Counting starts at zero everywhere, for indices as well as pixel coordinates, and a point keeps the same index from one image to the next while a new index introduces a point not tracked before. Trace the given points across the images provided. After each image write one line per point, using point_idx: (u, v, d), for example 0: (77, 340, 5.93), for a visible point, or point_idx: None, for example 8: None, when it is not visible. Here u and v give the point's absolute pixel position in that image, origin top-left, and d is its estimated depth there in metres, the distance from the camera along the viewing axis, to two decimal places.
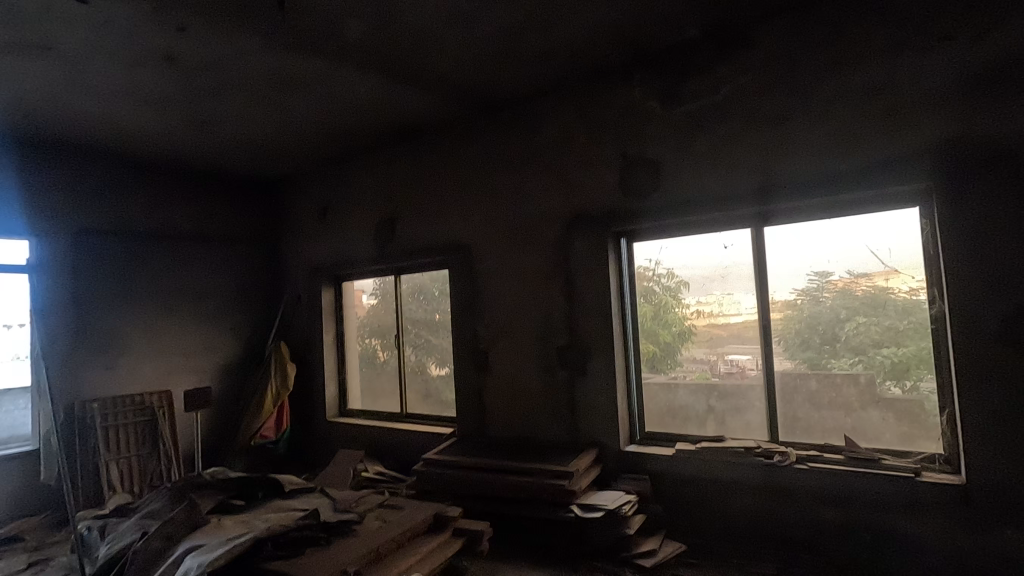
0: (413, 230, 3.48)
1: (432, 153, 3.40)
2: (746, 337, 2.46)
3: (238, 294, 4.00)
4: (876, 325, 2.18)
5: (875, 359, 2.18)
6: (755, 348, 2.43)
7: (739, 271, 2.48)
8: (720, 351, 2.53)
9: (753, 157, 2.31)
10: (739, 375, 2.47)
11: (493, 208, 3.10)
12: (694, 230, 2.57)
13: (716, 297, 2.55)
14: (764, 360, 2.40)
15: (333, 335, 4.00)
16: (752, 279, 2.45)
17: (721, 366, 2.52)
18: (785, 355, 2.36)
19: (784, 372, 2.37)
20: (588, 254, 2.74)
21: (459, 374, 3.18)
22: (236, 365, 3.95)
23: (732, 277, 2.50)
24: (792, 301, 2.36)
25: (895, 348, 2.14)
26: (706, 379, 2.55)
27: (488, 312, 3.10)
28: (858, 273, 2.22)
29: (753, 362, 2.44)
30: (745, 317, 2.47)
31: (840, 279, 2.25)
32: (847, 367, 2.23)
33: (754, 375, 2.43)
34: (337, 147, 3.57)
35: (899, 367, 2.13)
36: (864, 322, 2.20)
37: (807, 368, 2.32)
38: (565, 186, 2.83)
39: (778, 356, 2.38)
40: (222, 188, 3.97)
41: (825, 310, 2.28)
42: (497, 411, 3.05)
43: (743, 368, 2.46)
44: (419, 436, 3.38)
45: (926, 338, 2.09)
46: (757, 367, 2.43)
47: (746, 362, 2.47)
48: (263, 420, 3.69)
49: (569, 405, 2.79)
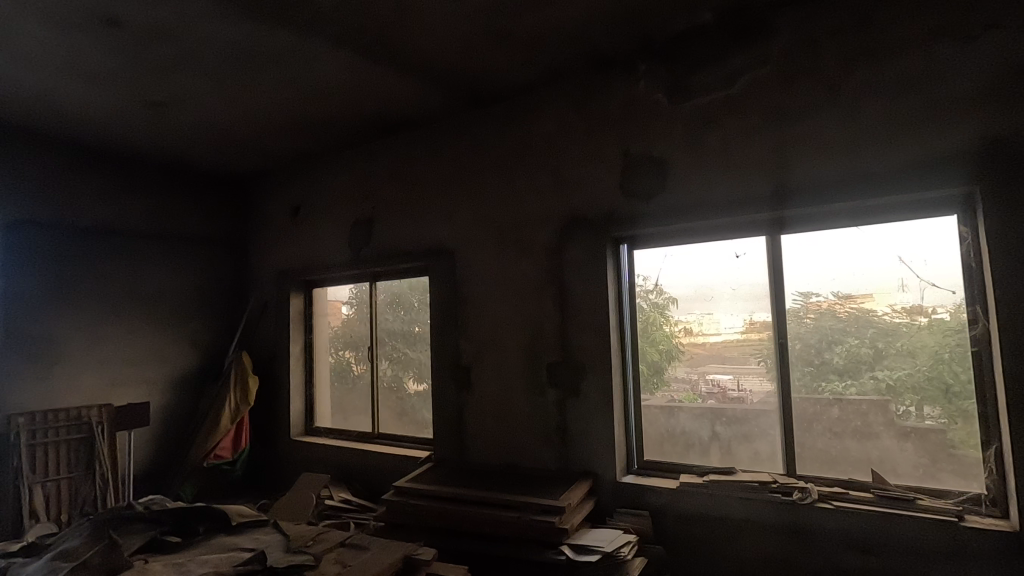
0: (391, 232, 3.20)
1: (415, 150, 3.14)
2: (727, 357, 2.30)
3: (197, 299, 3.66)
4: (868, 346, 2.03)
5: (865, 382, 2.03)
6: (738, 367, 2.27)
7: (752, 282, 2.25)
8: (701, 370, 2.35)
9: (770, 157, 2.09)
10: (720, 396, 2.30)
11: (480, 210, 2.84)
12: (702, 236, 2.33)
13: (696, 315, 2.37)
14: (753, 380, 2.23)
15: (302, 346, 3.68)
16: (763, 293, 2.22)
17: (702, 386, 2.34)
18: (768, 374, 2.20)
19: (770, 397, 2.19)
20: (584, 261, 2.48)
21: (436, 391, 2.88)
22: (191, 377, 3.59)
23: (713, 295, 2.34)
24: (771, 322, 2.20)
25: (896, 369, 1.98)
26: (691, 402, 2.35)
27: (471, 323, 2.81)
28: (857, 293, 2.05)
29: (737, 382, 2.27)
30: (725, 337, 2.31)
31: (825, 300, 2.11)
32: (840, 391, 2.06)
33: (766, 403, 2.20)
34: (311, 141, 3.30)
35: (893, 390, 1.98)
36: (852, 341, 2.06)
37: (806, 390, 2.13)
38: (560, 187, 2.58)
39: (761, 376, 2.22)
40: (186, 183, 3.64)
41: (813, 331, 2.12)
42: (478, 434, 2.75)
43: (724, 388, 2.29)
44: (391, 460, 3.05)
45: (931, 358, 1.93)
46: (739, 388, 2.27)
47: (727, 382, 2.30)
48: (218, 440, 3.34)
49: (559, 429, 2.51)
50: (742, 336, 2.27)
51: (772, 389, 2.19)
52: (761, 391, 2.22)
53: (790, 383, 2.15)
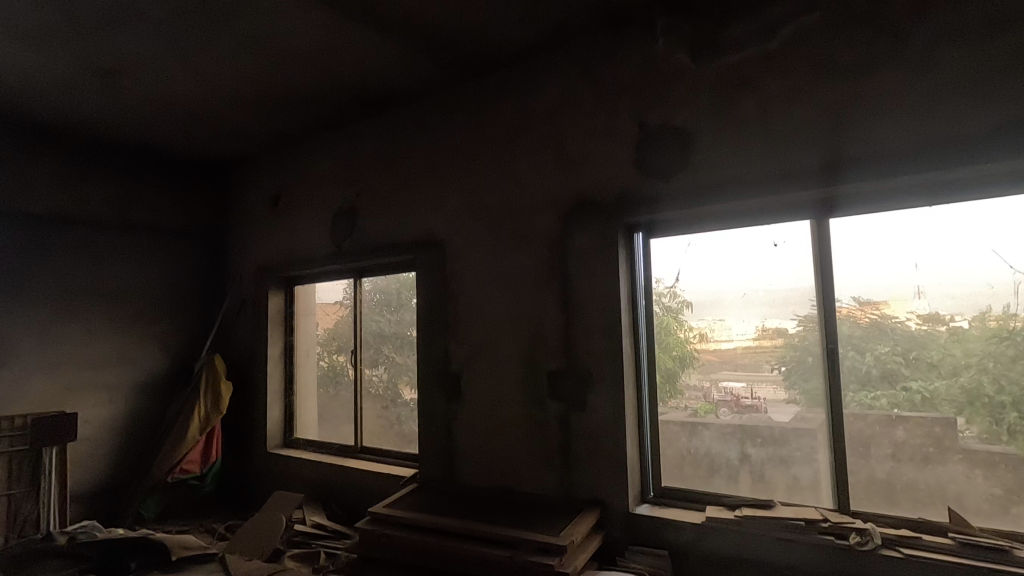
0: (376, 222, 2.86)
1: (403, 130, 2.80)
2: (740, 364, 1.98)
3: (167, 296, 3.35)
4: (898, 352, 1.72)
5: (899, 394, 1.70)
6: (752, 374, 1.95)
7: (794, 276, 1.88)
8: (713, 377, 2.02)
9: (819, 123, 1.71)
10: (734, 406, 1.97)
11: (474, 195, 2.49)
12: (734, 221, 1.96)
13: (707, 322, 2.04)
14: (768, 389, 1.91)
15: (281, 349, 3.35)
16: (810, 290, 1.85)
17: (715, 395, 2.00)
18: (785, 383, 1.89)
19: (803, 414, 1.85)
20: (591, 252, 2.12)
21: (422, 402, 2.53)
22: (160, 382, 3.28)
23: (744, 294, 1.97)
24: (790, 330, 1.89)
25: (930, 378, 1.67)
26: (704, 413, 2.01)
27: (462, 324, 2.46)
28: (913, 294, 1.71)
29: (750, 391, 1.95)
30: (735, 344, 1.99)
31: (846, 306, 1.79)
32: (864, 405, 1.75)
33: (801, 419, 1.85)
34: (290, 121, 2.98)
35: (928, 402, 1.66)
36: (883, 344, 1.73)
37: (850, 405, 1.77)
38: (565, 167, 2.22)
39: (776, 385, 1.91)
40: (157, 170, 3.34)
41: (835, 334, 1.79)
42: (469, 452, 2.39)
43: (738, 397, 1.96)
44: (373, 479, 2.70)
45: (970, 367, 1.62)
46: (753, 396, 1.94)
47: (741, 389, 1.97)
48: (185, 452, 3.02)
49: (561, 449, 2.14)
50: (755, 344, 1.95)
51: (800, 406, 1.86)
52: (795, 407, 1.87)
53: (837, 397, 1.78)
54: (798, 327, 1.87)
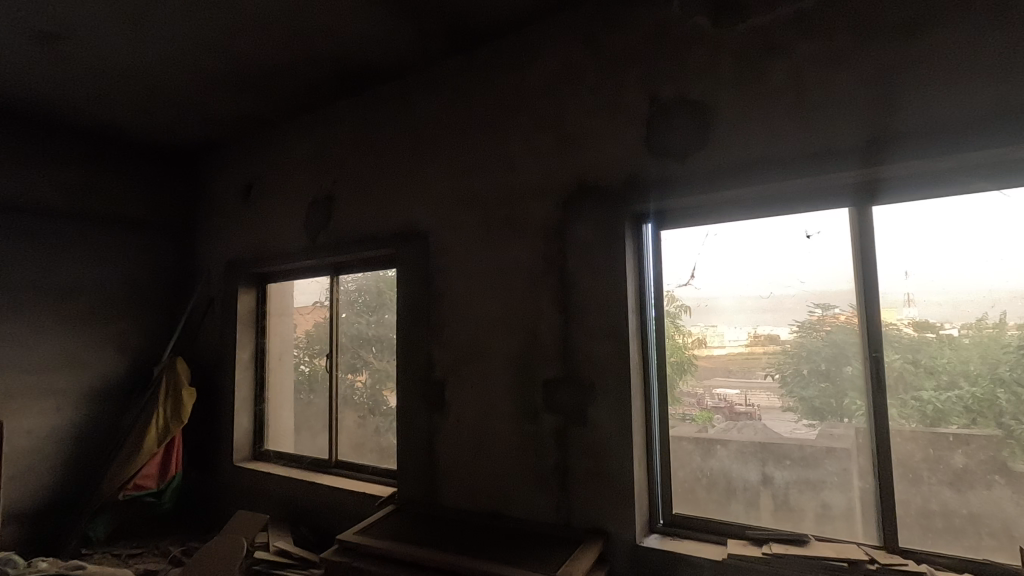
0: (354, 213, 2.59)
1: (385, 110, 2.54)
2: (733, 369, 1.77)
3: (126, 293, 3.05)
4: (918, 360, 1.51)
5: (907, 404, 1.51)
6: (750, 381, 1.74)
7: (829, 272, 1.62)
8: (706, 384, 1.80)
9: (864, 91, 1.47)
10: (730, 415, 1.76)
11: (463, 181, 2.23)
12: (759, 210, 1.71)
13: (698, 330, 1.82)
14: (764, 397, 1.71)
15: (252, 352, 3.07)
16: (851, 287, 1.60)
17: (708, 403, 1.79)
18: (780, 390, 1.70)
19: (799, 425, 1.66)
20: (594, 245, 1.86)
21: (402, 413, 2.26)
22: (116, 387, 2.97)
23: (770, 293, 1.72)
24: (785, 339, 1.69)
25: (940, 389, 1.48)
26: (709, 427, 1.78)
27: (446, 326, 2.20)
28: (954, 295, 1.49)
29: (744, 397, 1.75)
30: (726, 351, 1.78)
31: (844, 313, 1.60)
32: (867, 417, 1.56)
33: (801, 431, 1.65)
34: (260, 101, 2.71)
35: (945, 416, 1.47)
36: (921, 351, 1.51)
37: (896, 421, 1.52)
38: (563, 149, 1.96)
39: (770, 391, 1.71)
40: (116, 154, 3.05)
41: (824, 343, 1.63)
42: (453, 471, 2.12)
43: (733, 405, 1.75)
44: (347, 498, 2.42)
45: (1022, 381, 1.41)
46: (748, 403, 1.74)
47: (736, 397, 1.76)
48: (140, 466, 2.72)
49: (557, 469, 1.88)
50: (746, 351, 1.75)
51: (829, 423, 1.61)
52: (828, 423, 1.62)
53: (881, 413, 1.53)
54: (795, 330, 1.68)
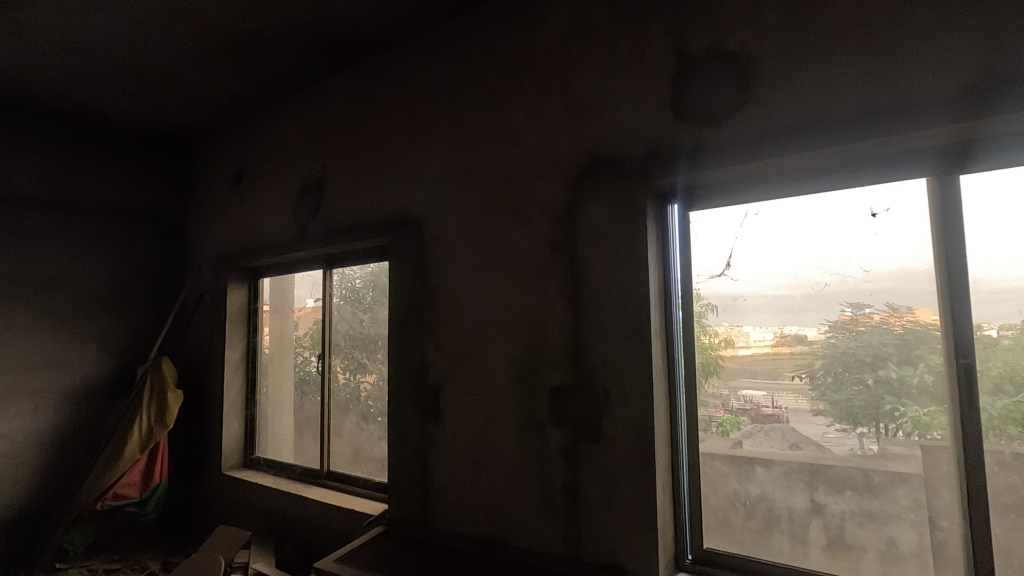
0: (345, 200, 2.35)
1: (378, 85, 2.29)
2: (758, 370, 1.51)
3: (110, 288, 2.87)
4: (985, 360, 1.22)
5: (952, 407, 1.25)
6: (780, 383, 1.47)
7: (893, 259, 1.32)
8: (732, 384, 1.53)
9: (953, 27, 1.16)
10: (758, 419, 1.49)
11: (460, 160, 1.96)
12: (811, 181, 1.40)
13: (724, 329, 1.54)
14: (793, 398, 1.45)
15: (243, 352, 2.87)
16: (934, 274, 1.28)
17: (733, 404, 1.52)
18: (811, 393, 1.43)
19: (830, 430, 1.40)
20: (610, 228, 1.58)
21: (394, 422, 2.01)
22: (99, 388, 2.79)
23: (825, 284, 1.41)
24: (814, 341, 1.42)
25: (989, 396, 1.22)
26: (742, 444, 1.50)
27: (441, 324, 1.94)
28: None
29: (770, 398, 1.49)
30: (750, 351, 1.51)
31: (875, 314, 1.34)
32: (919, 431, 1.29)
33: (833, 450, 1.38)
34: (245, 79, 2.48)
35: None
36: (1008, 355, 1.21)
37: (993, 443, 1.21)
38: (574, 118, 1.69)
39: (799, 393, 1.45)
40: (100, 140, 2.88)
41: (858, 345, 1.36)
42: (448, 489, 1.86)
43: (761, 408, 1.49)
44: (334, 515, 2.19)
45: None
46: (776, 406, 1.48)
47: (764, 399, 1.49)
48: (122, 474, 2.53)
49: (566, 493, 1.60)
50: (771, 351, 1.49)
51: (873, 436, 1.34)
52: (889, 441, 1.32)
53: (974, 435, 1.21)
54: (828, 329, 1.40)
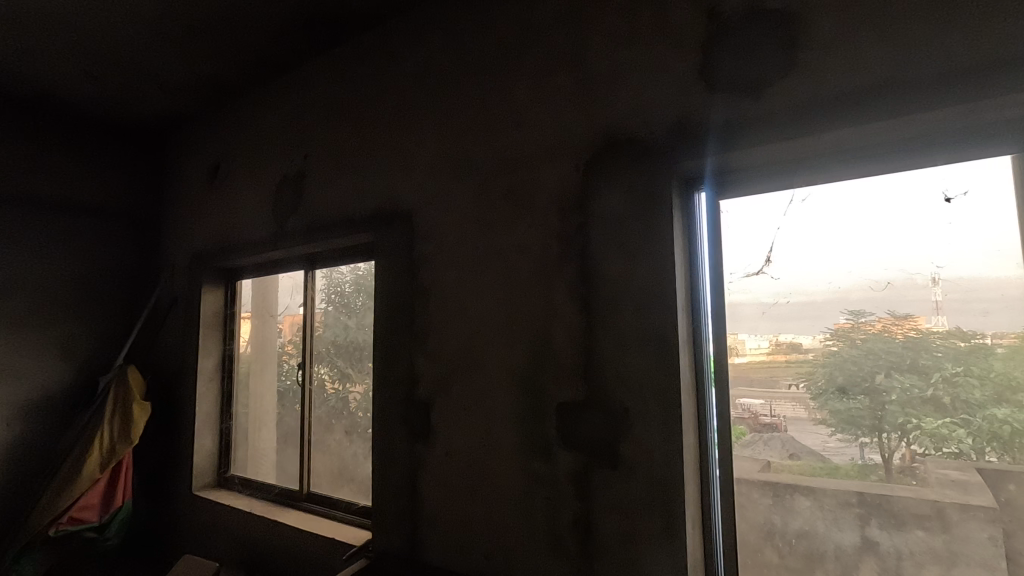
0: (327, 193, 2.13)
1: (366, 66, 2.08)
2: (755, 378, 1.32)
3: (73, 290, 2.63)
4: (982, 371, 1.10)
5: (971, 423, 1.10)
6: (777, 391, 1.30)
7: (960, 254, 1.13)
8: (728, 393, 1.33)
9: None
10: (756, 429, 1.31)
11: (455, 146, 1.75)
12: (867, 161, 1.19)
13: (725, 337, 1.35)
14: (792, 406, 1.28)
15: (218, 361, 2.63)
16: (963, 286, 1.12)
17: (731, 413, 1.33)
18: (810, 401, 1.27)
19: (831, 439, 1.23)
20: (628, 219, 1.37)
21: (379, 441, 1.78)
22: (58, 400, 2.55)
23: (887, 281, 1.19)
24: (809, 351, 1.27)
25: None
26: (784, 471, 1.27)
27: (433, 330, 1.71)
28: None
29: (767, 407, 1.30)
30: (745, 359, 1.33)
31: (878, 320, 1.19)
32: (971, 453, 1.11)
33: (903, 482, 1.15)
34: (221, 61, 2.27)
35: None
36: (1006, 364, 1.08)
37: None
38: (585, 95, 1.48)
39: (796, 400, 1.28)
40: (63, 129, 2.65)
41: (855, 354, 1.21)
42: (440, 520, 1.63)
43: (759, 418, 1.31)
44: (313, 544, 1.95)
45: None
46: (773, 414, 1.30)
47: (762, 408, 1.31)
48: (78, 496, 2.27)
49: (576, 527, 1.37)
50: (767, 357, 1.30)
51: (876, 447, 1.18)
52: (939, 462, 1.12)
53: None
54: (830, 337, 1.24)
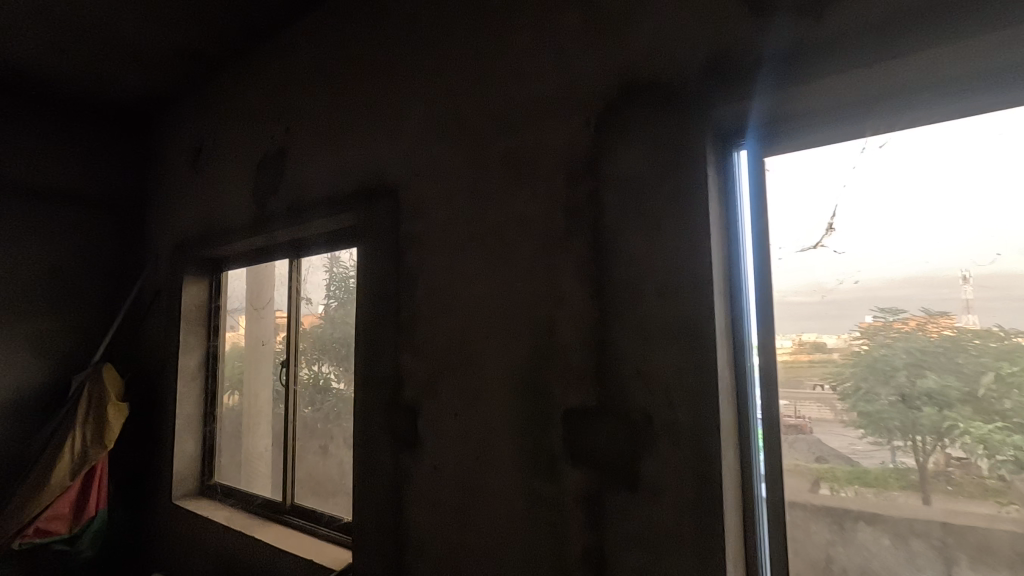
0: (309, 171, 1.91)
1: (350, 26, 1.85)
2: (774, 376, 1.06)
3: (46, 283, 2.45)
4: None
5: None
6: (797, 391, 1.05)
7: None
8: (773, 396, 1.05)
9: None
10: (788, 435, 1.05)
11: (445, 108, 1.51)
12: (968, 95, 0.92)
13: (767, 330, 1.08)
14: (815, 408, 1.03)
15: (201, 358, 2.43)
16: None
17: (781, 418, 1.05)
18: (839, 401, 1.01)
19: (860, 443, 0.99)
20: (650, 183, 1.11)
21: (360, 451, 1.55)
22: (31, 400, 2.37)
23: (996, 255, 0.90)
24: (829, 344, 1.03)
25: None
26: (853, 497, 0.99)
27: (421, 322, 1.47)
28: None
29: (791, 408, 1.05)
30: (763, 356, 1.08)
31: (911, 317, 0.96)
32: None
33: (1013, 514, 0.86)
34: (195, 30, 2.06)
35: None
36: None
37: None
38: (596, 37, 1.22)
39: (823, 401, 1.03)
40: (36, 111, 2.48)
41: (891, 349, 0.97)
42: (427, 546, 1.39)
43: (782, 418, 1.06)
44: (290, 565, 1.72)
45: None
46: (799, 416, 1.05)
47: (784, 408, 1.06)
48: (47, 505, 2.08)
49: (587, 562, 1.12)
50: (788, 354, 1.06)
51: (911, 451, 0.94)
52: None
53: None
54: (857, 335, 1.00)
